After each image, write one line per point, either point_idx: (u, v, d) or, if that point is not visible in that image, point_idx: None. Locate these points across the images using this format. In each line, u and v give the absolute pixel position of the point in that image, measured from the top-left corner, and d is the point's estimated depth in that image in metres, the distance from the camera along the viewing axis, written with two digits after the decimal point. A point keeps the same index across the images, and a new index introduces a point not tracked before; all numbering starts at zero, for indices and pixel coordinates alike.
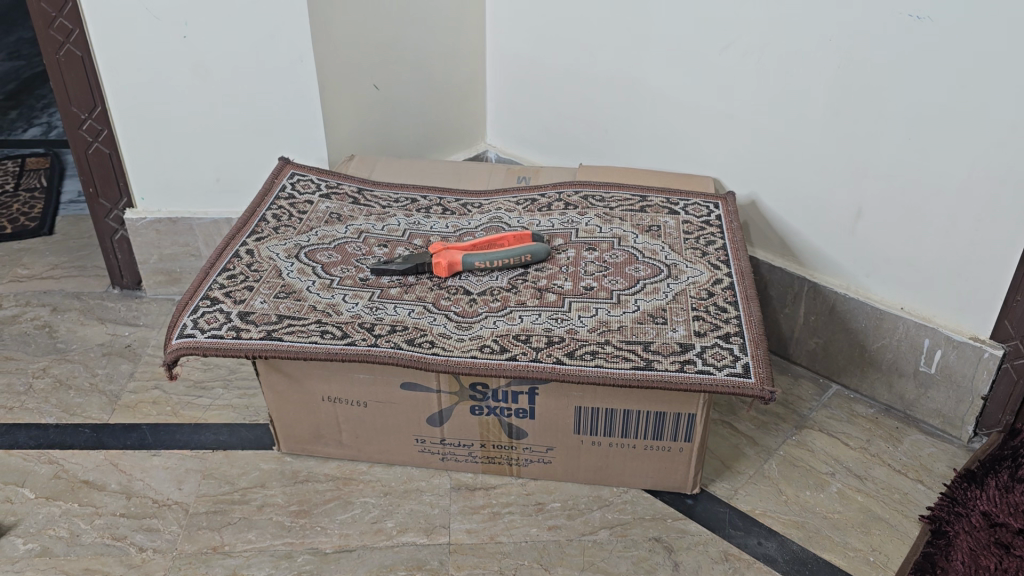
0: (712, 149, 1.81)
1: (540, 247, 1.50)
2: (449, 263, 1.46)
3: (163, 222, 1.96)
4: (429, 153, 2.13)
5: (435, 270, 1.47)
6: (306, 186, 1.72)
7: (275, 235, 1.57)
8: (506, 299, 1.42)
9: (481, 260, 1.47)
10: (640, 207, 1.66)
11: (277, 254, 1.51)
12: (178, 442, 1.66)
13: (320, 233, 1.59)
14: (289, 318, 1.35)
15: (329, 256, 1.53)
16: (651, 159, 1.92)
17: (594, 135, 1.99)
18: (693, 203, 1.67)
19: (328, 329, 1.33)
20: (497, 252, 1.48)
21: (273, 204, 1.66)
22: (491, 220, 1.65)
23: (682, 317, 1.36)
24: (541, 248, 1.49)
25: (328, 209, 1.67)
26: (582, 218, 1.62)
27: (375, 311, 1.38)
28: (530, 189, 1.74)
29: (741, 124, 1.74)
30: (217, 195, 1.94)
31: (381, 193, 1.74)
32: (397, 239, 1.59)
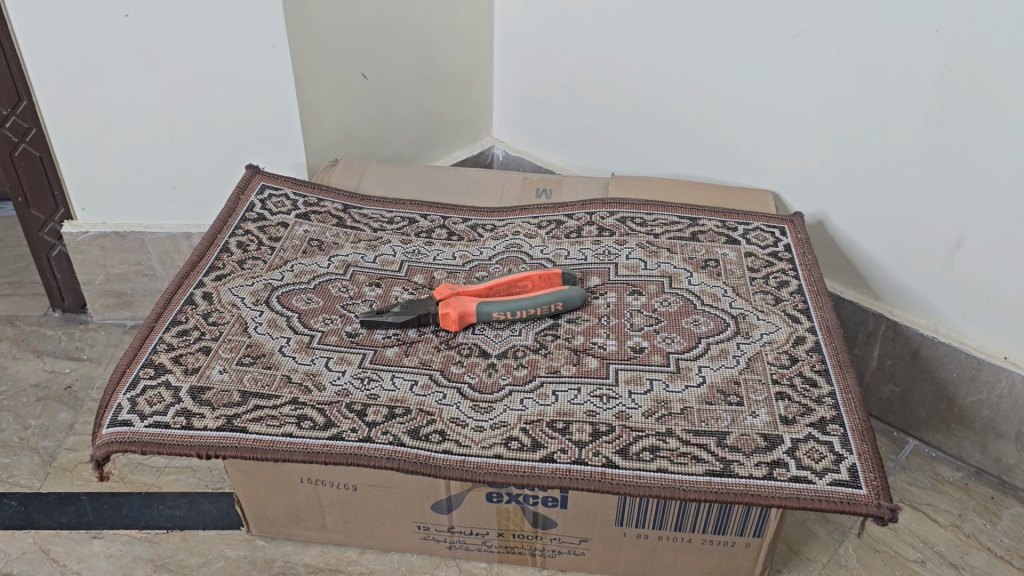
0: (772, 158, 1.49)
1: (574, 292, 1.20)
2: (460, 314, 1.16)
3: (110, 238, 1.63)
4: (427, 152, 1.81)
5: (443, 322, 1.16)
6: (280, 204, 1.40)
7: (240, 272, 1.25)
8: (534, 365, 1.12)
9: (499, 310, 1.16)
10: (690, 233, 1.35)
11: (242, 300, 1.20)
12: (125, 519, 1.35)
13: (297, 268, 1.28)
14: (256, 396, 1.04)
15: (307, 301, 1.22)
16: (694, 166, 1.60)
17: (625, 135, 1.68)
18: (755, 228, 1.37)
19: (306, 413, 1.02)
20: (520, 300, 1.17)
21: (238, 229, 1.34)
22: (508, 250, 1.34)
23: (762, 394, 1.06)
24: (575, 292, 1.19)
25: (306, 233, 1.35)
26: (622, 249, 1.32)
27: (368, 387, 1.07)
28: (554, 207, 1.43)
29: (812, 130, 1.43)
30: (174, 205, 1.62)
31: (371, 211, 1.43)
32: (393, 275, 1.28)
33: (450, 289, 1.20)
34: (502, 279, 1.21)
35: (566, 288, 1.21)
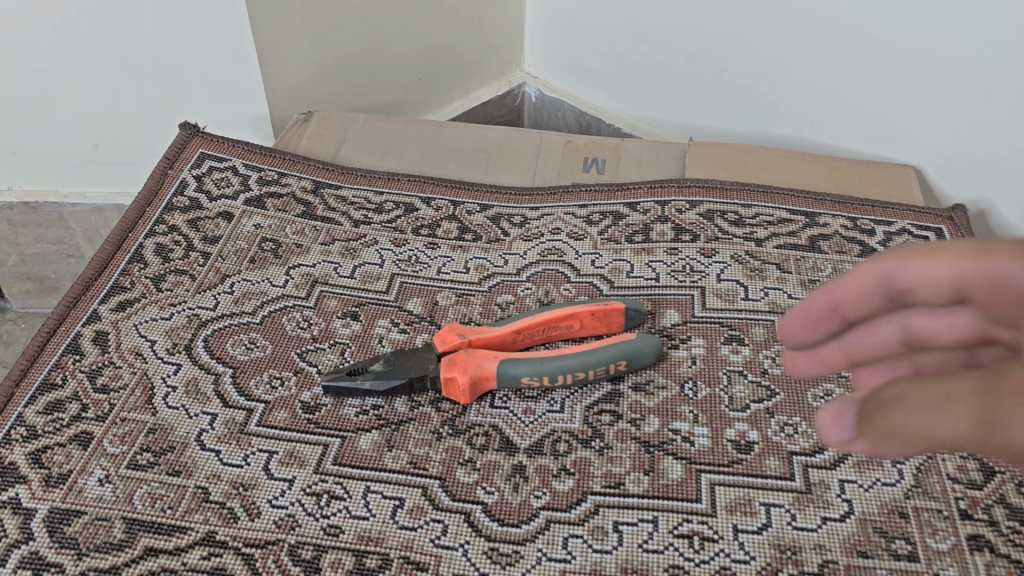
0: (921, 121, 1.05)
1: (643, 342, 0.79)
2: (472, 381, 0.76)
3: (18, 209, 1.25)
4: (437, 92, 1.38)
5: (447, 390, 0.77)
6: (223, 182, 0.99)
7: (152, 297, 0.86)
8: (585, 471, 0.73)
9: (531, 374, 0.76)
10: (808, 239, 0.94)
11: (151, 346, 0.81)
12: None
13: (238, 289, 0.88)
14: (149, 532, 0.67)
15: (248, 346, 0.82)
16: (801, 124, 1.17)
17: (705, 76, 1.23)
18: (899, 232, 0.95)
19: (224, 568, 0.65)
20: (563, 356, 0.77)
21: (159, 224, 0.93)
22: (544, 259, 0.94)
23: (947, 539, 0.67)
24: (643, 343, 0.79)
25: (257, 230, 0.94)
26: (710, 263, 0.92)
27: (329, 514, 0.69)
28: (610, 190, 1.01)
29: (989, 86, 0.97)
30: (98, 167, 1.22)
31: (352, 190, 1.01)
32: (377, 299, 0.88)
33: (456, 334, 0.80)
34: (535, 320, 0.80)
35: (632, 334, 0.80)
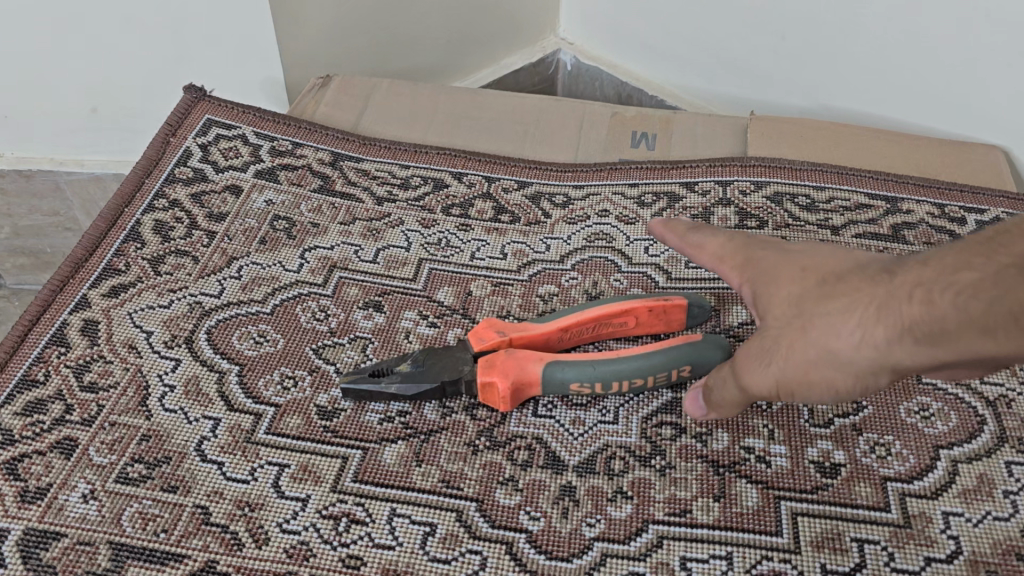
0: (1014, 97, 0.94)
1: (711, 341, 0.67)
2: (514, 386, 0.65)
3: (9, 178, 1.15)
4: (466, 57, 1.27)
5: (485, 396, 0.66)
6: (231, 152, 0.89)
7: (149, 282, 0.76)
8: (646, 495, 0.63)
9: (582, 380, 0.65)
10: (890, 229, 0.84)
11: (147, 338, 0.71)
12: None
13: (246, 273, 0.78)
14: (139, 560, 0.58)
15: (257, 339, 0.72)
16: (872, 98, 1.05)
17: (764, 43, 1.11)
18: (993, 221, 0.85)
19: None
20: (618, 359, 0.65)
21: (159, 198, 0.83)
22: (591, 245, 0.83)
23: None
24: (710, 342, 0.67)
25: (268, 206, 0.84)
26: None
27: (349, 541, 0.59)
28: (664, 168, 0.91)
29: None
30: (96, 132, 1.12)
31: (375, 163, 0.90)
32: (403, 287, 0.78)
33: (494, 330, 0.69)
34: (585, 317, 0.69)
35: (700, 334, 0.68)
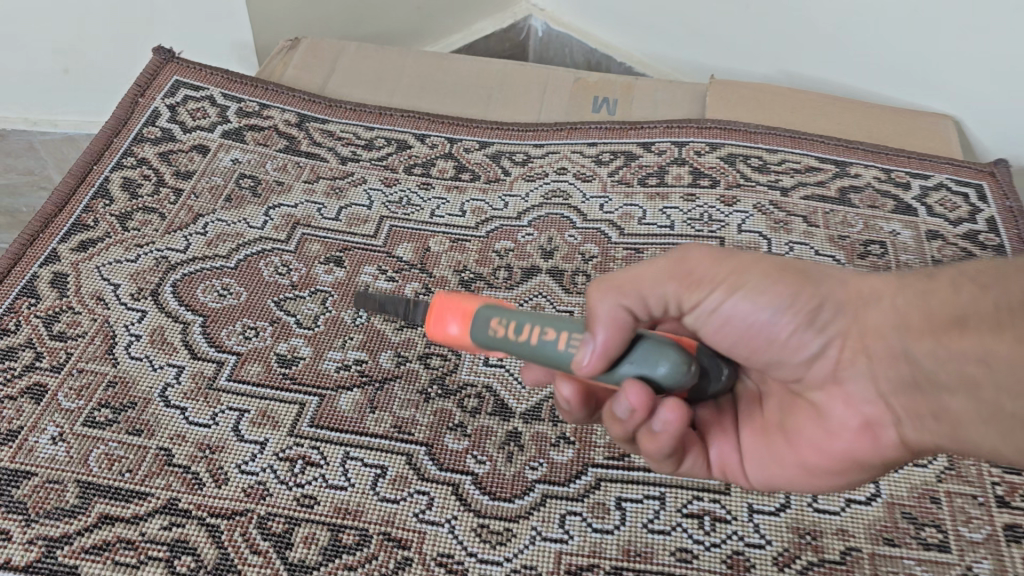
0: (963, 65, 0.98)
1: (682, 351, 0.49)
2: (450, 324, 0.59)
3: None
4: (436, 21, 1.29)
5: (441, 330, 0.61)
6: (199, 112, 0.91)
7: (117, 237, 0.78)
8: (587, 440, 0.66)
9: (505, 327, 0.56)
10: (838, 190, 0.87)
11: (114, 290, 0.74)
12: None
13: (212, 229, 0.80)
14: (104, 498, 0.61)
15: (221, 293, 0.75)
16: (830, 66, 1.08)
17: (726, 9, 1.14)
18: (936, 187, 0.88)
19: (186, 541, 0.59)
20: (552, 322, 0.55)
21: (127, 157, 0.86)
22: (547, 202, 0.86)
23: (983, 528, 0.61)
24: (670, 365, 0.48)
25: (235, 164, 0.87)
26: (729, 211, 0.84)
27: (304, 483, 0.63)
28: (622, 129, 0.93)
29: None
30: (67, 93, 1.14)
31: (340, 124, 0.93)
32: (364, 244, 0.81)
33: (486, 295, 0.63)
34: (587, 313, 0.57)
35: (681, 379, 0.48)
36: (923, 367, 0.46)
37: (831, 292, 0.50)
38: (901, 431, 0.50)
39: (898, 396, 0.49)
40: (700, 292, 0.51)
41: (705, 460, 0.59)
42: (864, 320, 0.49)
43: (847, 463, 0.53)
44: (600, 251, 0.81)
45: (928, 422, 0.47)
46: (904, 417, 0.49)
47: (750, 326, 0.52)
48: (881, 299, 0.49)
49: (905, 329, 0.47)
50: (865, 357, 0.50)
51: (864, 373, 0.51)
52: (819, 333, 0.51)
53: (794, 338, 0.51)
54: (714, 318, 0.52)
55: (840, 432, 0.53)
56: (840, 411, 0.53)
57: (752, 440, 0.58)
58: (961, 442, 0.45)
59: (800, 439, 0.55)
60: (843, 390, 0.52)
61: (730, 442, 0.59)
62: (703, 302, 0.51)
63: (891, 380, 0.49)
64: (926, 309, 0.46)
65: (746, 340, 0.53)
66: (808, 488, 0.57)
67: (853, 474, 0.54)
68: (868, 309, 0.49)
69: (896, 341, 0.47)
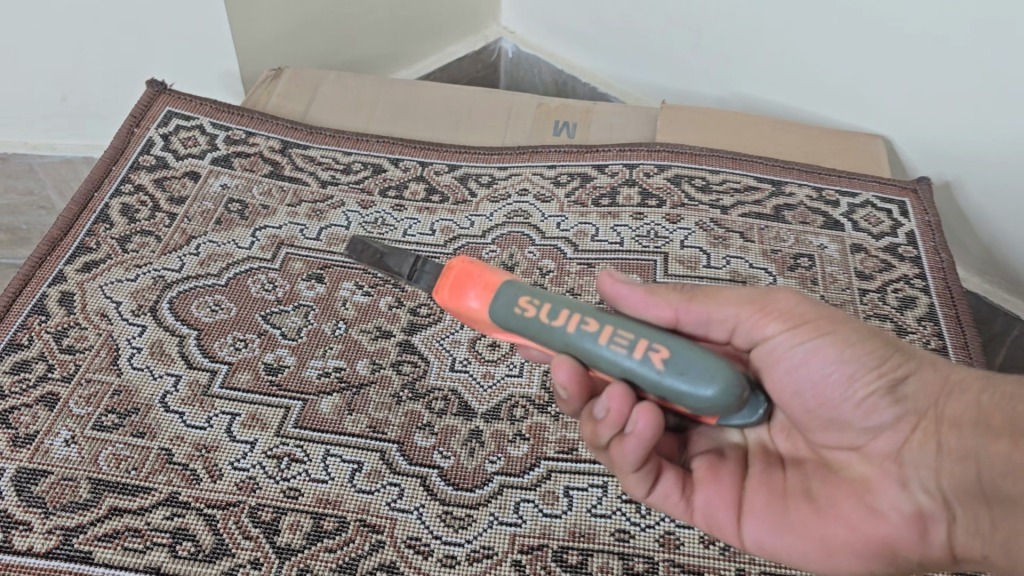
0: (891, 92, 1.06)
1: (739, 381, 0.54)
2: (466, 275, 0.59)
3: None
4: (410, 47, 1.37)
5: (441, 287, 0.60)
6: (190, 141, 0.99)
7: (118, 259, 0.87)
8: (540, 436, 0.75)
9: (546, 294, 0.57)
10: (773, 208, 0.96)
11: (117, 307, 0.82)
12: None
13: (204, 250, 0.89)
14: (113, 492, 0.69)
15: (213, 308, 0.83)
16: (774, 90, 1.17)
17: (678, 37, 1.22)
18: (863, 204, 0.97)
19: (186, 529, 0.67)
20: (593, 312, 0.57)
21: (125, 184, 0.94)
22: (509, 221, 0.95)
23: None
24: (722, 390, 0.53)
25: (223, 190, 0.95)
26: (674, 229, 0.93)
27: (288, 477, 0.71)
28: (579, 153, 1.02)
29: (955, 61, 0.98)
30: (65, 119, 1.22)
31: (320, 150, 1.01)
32: (342, 262, 0.89)
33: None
34: None
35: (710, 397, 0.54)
36: (992, 469, 0.54)
37: (923, 378, 0.60)
38: (954, 532, 0.57)
39: (958, 494, 0.57)
40: (769, 322, 0.62)
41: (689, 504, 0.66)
42: (944, 411, 0.58)
43: (882, 547, 0.59)
44: (557, 266, 0.90)
45: (985, 527, 0.55)
46: (958, 517, 0.57)
47: (824, 378, 0.61)
48: (966, 393, 0.58)
49: (985, 431, 0.55)
50: (935, 446, 0.58)
51: (928, 462, 0.58)
52: (895, 405, 0.60)
53: (869, 401, 0.60)
54: (784, 356, 0.62)
55: (888, 515, 0.59)
56: (892, 496, 0.59)
57: (766, 501, 0.64)
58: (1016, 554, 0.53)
59: (837, 511, 0.61)
60: (901, 472, 0.60)
61: (718, 492, 0.65)
62: (767, 333, 0.62)
63: (953, 476, 0.57)
64: (1007, 413, 0.54)
65: (818, 391, 0.62)
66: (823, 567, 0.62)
67: (879, 564, 0.60)
68: (949, 400, 0.58)
69: (973, 440, 0.56)
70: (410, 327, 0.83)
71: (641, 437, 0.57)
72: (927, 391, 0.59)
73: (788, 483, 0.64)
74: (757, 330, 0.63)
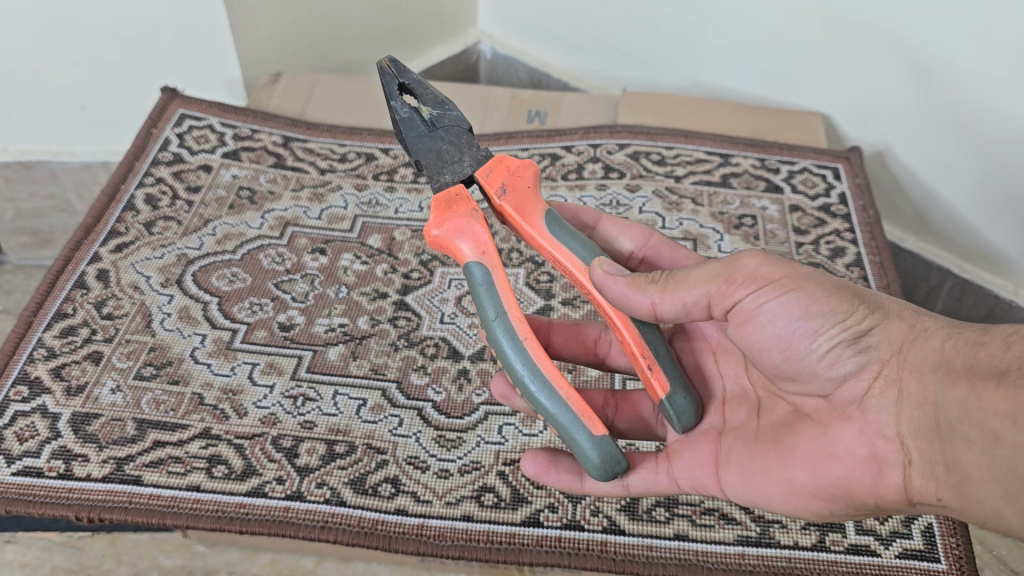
0: (824, 77, 1.18)
1: (611, 471, 0.61)
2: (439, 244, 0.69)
3: (12, 167, 1.37)
4: (395, 52, 1.50)
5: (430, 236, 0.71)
6: (202, 138, 1.11)
7: (145, 240, 0.99)
8: None
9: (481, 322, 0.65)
10: (721, 176, 1.09)
11: (146, 279, 0.94)
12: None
13: (220, 231, 1.01)
14: (156, 429, 0.81)
15: (231, 279, 0.95)
16: (723, 76, 1.29)
17: (638, 33, 1.35)
18: (801, 171, 1.10)
19: (220, 455, 0.79)
20: (522, 329, 0.64)
21: (147, 177, 1.06)
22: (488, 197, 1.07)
23: None
24: (597, 473, 0.61)
25: (234, 179, 1.07)
26: (634, 197, 1.06)
27: (304, 412, 0.83)
28: (549, 136, 1.14)
29: (875, 45, 1.10)
30: (84, 127, 1.34)
31: (319, 143, 1.14)
32: (342, 236, 1.01)
33: (523, 172, 0.69)
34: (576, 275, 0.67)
35: None
36: (948, 412, 0.55)
37: (889, 328, 0.59)
38: (909, 474, 0.57)
39: (916, 438, 0.57)
40: (736, 291, 0.60)
41: (675, 477, 0.68)
42: (908, 358, 0.58)
43: (842, 489, 0.59)
44: None
45: (938, 469, 0.55)
46: (914, 459, 0.56)
47: (790, 335, 0.60)
48: (930, 338, 0.58)
49: (944, 376, 0.55)
50: (897, 391, 0.58)
51: (889, 408, 0.58)
52: (857, 355, 0.59)
53: (833, 352, 0.60)
54: (753, 316, 0.61)
55: (844, 457, 0.59)
56: (851, 437, 0.59)
57: (741, 453, 0.65)
58: (965, 494, 0.54)
59: (799, 456, 0.61)
60: (864, 417, 0.59)
61: (698, 463, 0.67)
62: (738, 299, 0.60)
63: (913, 421, 0.57)
64: (969, 358, 0.55)
65: (785, 347, 0.61)
66: (785, 507, 0.63)
67: (837, 505, 0.60)
68: (914, 348, 0.58)
69: (931, 386, 0.56)
70: (404, 288, 0.95)
71: (540, 476, 0.70)
72: (890, 340, 0.59)
73: (760, 434, 0.65)
74: (726, 300, 0.61)
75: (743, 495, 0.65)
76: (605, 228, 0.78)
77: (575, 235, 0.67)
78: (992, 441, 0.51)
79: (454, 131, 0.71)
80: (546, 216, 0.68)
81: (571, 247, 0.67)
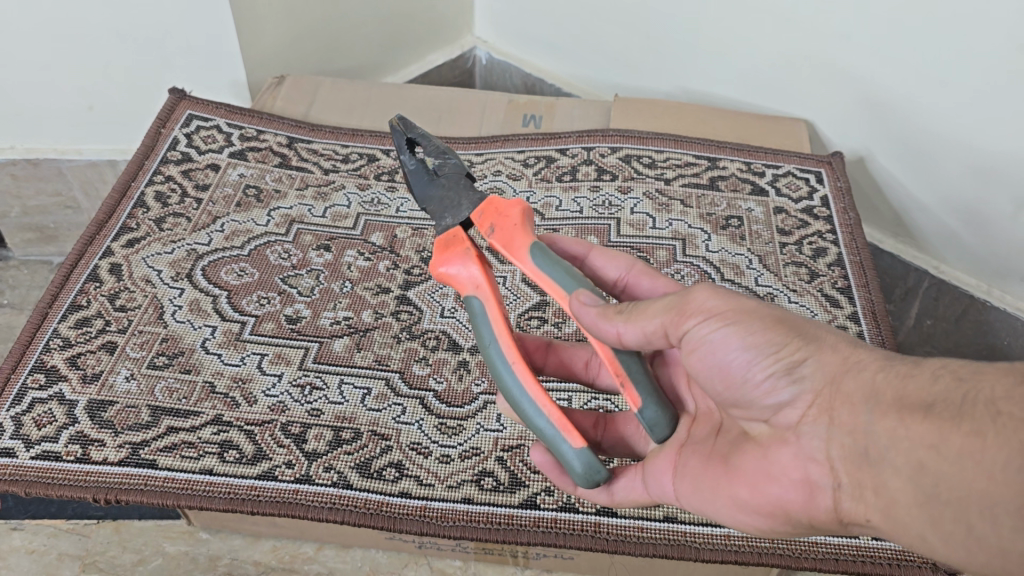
0: (807, 85, 1.23)
1: (592, 479, 0.65)
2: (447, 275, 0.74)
3: (20, 165, 1.40)
4: (394, 56, 1.54)
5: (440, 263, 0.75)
6: (209, 138, 1.15)
7: (156, 235, 1.02)
8: None
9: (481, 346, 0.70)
10: (709, 179, 1.13)
11: (157, 273, 0.98)
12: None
13: (228, 228, 1.04)
14: (169, 415, 0.85)
15: (239, 273, 0.99)
16: (712, 84, 1.33)
17: (630, 41, 1.39)
18: (786, 175, 1.14)
19: (231, 440, 0.83)
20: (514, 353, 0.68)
21: (156, 175, 1.09)
22: None
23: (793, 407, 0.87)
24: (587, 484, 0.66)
25: (241, 178, 1.11)
26: (626, 198, 1.10)
27: (311, 400, 0.87)
28: (544, 139, 1.19)
29: (855, 55, 1.15)
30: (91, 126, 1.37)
31: (322, 144, 1.18)
32: (345, 234, 1.05)
33: (510, 209, 0.70)
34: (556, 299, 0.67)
35: None
36: (877, 441, 0.52)
37: (822, 360, 0.56)
38: (839, 498, 0.55)
39: (847, 464, 0.54)
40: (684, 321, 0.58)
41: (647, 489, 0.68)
42: (842, 387, 0.55)
43: (780, 510, 0.58)
44: None
45: (867, 494, 0.53)
46: (844, 483, 0.54)
47: (727, 365, 0.58)
48: (863, 370, 0.54)
49: (876, 405, 0.52)
50: (829, 418, 0.55)
51: (822, 434, 0.55)
52: (794, 383, 0.57)
53: (768, 381, 0.57)
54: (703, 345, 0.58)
55: (780, 479, 0.57)
56: (786, 459, 0.57)
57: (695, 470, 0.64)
58: (894, 521, 0.51)
59: (743, 474, 0.60)
60: (798, 444, 0.57)
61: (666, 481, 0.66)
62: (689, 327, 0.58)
63: (843, 447, 0.54)
64: (899, 390, 0.52)
65: (725, 377, 0.59)
66: (729, 520, 0.62)
67: (777, 521, 0.59)
68: (849, 378, 0.55)
69: (864, 415, 0.53)
70: (405, 284, 0.99)
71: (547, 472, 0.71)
72: (824, 371, 0.56)
73: (714, 448, 0.64)
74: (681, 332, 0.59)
75: (697, 505, 0.64)
76: (596, 257, 0.78)
77: (553, 264, 0.66)
78: (918, 469, 0.49)
79: (454, 178, 0.75)
80: (528, 246, 0.67)
81: (552, 276, 0.66)
